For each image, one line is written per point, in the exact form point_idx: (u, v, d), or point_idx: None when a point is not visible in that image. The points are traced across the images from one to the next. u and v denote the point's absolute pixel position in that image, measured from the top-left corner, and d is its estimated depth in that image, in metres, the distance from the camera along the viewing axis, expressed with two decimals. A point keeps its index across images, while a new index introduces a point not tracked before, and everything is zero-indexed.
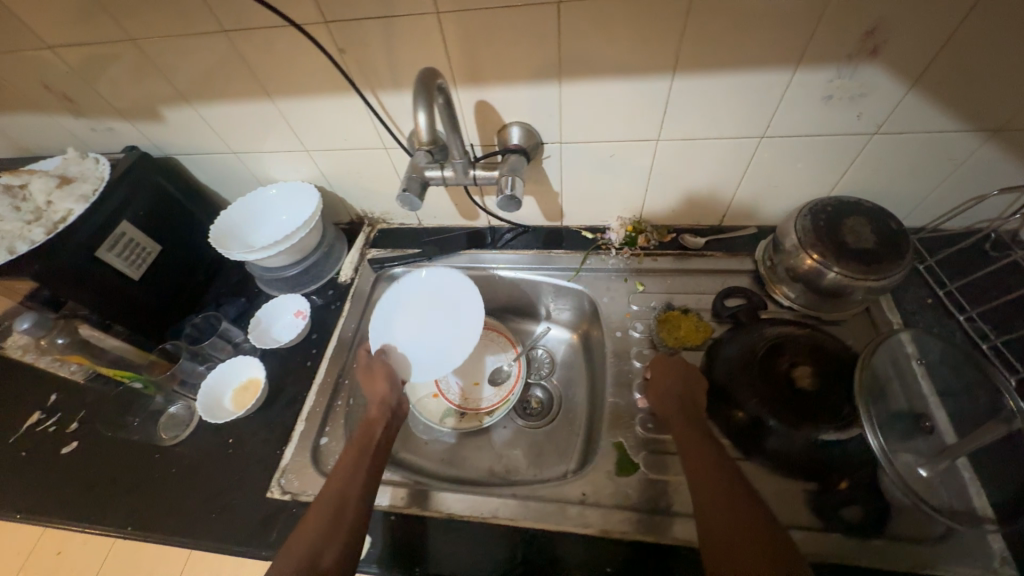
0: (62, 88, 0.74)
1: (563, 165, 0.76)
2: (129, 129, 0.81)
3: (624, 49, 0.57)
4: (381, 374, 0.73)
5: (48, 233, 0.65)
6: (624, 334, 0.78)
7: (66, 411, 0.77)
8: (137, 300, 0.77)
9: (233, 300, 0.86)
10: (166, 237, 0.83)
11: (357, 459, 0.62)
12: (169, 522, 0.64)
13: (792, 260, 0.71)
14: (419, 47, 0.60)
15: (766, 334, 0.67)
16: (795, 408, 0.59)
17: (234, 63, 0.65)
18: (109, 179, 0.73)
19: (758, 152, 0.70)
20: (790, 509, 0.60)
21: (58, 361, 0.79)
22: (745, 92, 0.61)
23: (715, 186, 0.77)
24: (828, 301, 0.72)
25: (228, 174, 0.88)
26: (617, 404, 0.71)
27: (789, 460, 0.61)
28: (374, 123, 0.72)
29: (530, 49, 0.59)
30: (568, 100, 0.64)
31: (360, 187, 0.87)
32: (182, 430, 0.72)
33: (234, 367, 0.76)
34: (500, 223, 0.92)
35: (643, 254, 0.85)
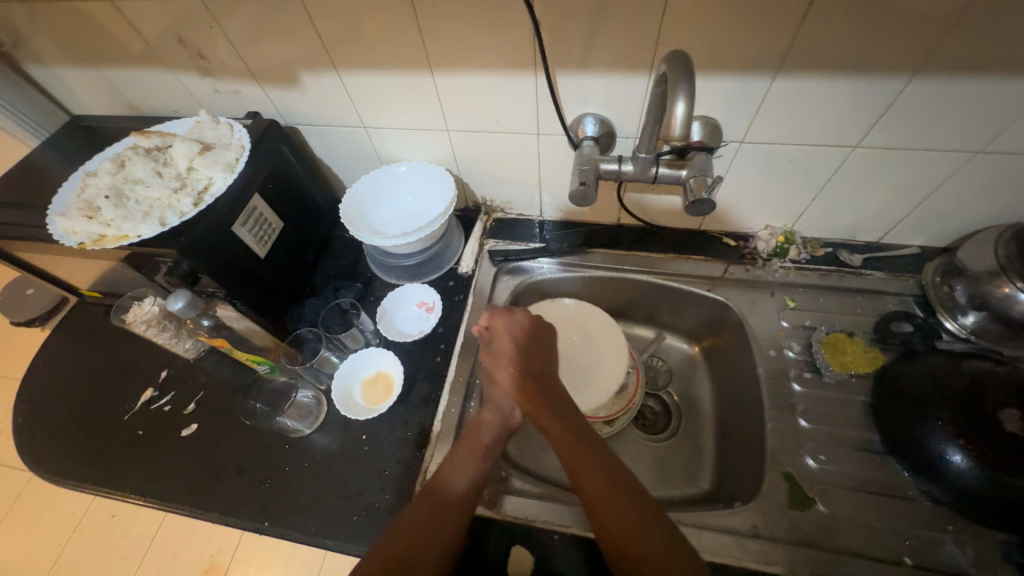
0: (199, 44, 0.68)
1: (732, 166, 0.70)
2: (258, 94, 0.75)
3: (870, 44, 0.51)
4: (502, 356, 0.65)
5: (196, 205, 0.61)
6: (777, 353, 0.73)
7: (183, 390, 0.74)
8: (262, 280, 0.72)
9: (349, 285, 0.81)
10: (287, 213, 0.77)
11: (465, 462, 0.59)
12: (308, 521, 0.60)
13: (984, 286, 0.65)
14: (629, 24, 0.53)
15: (960, 367, 0.61)
16: (1008, 454, 0.54)
17: (406, 29, 0.59)
18: (249, 148, 0.68)
19: (964, 167, 0.63)
20: (988, 562, 0.56)
21: (176, 338, 0.73)
22: (987, 101, 0.54)
23: (893, 201, 0.71)
24: (1017, 337, 0.66)
25: (349, 149, 0.82)
26: (778, 430, 0.66)
27: (988, 508, 0.55)
28: (539, 105, 0.65)
29: (760, 36, 0.52)
30: (774, 96, 0.58)
31: (492, 174, 0.81)
32: (307, 422, 0.68)
33: (365, 359, 0.72)
34: (630, 221, 0.85)
35: (793, 268, 0.79)
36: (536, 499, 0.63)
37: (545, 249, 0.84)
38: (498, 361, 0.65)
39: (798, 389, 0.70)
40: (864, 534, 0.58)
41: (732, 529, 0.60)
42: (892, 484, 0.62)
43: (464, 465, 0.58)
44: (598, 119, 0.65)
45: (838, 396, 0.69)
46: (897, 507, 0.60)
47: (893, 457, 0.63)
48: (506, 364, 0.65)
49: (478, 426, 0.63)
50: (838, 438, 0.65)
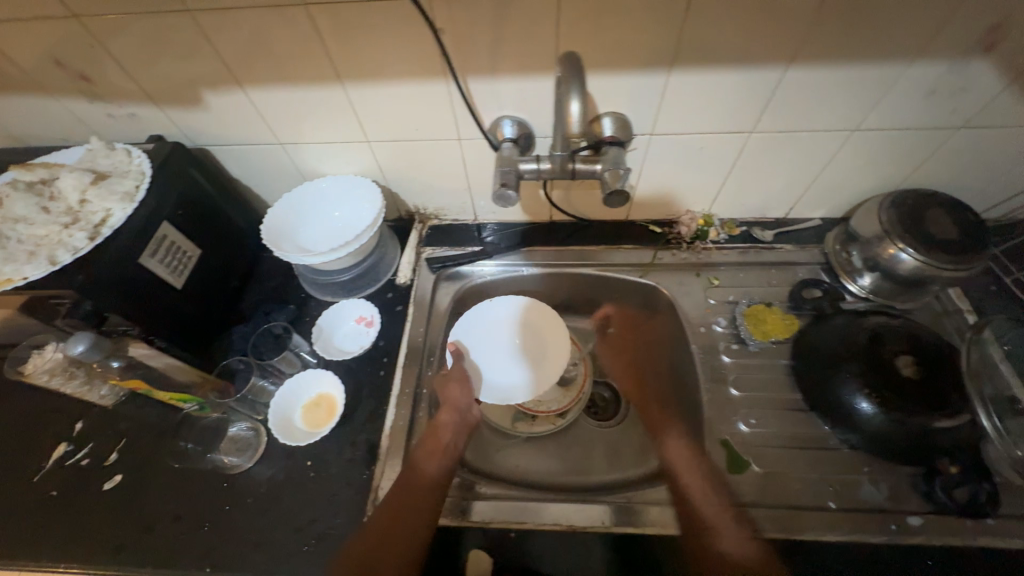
0: (81, 66, 0.63)
1: (647, 157, 0.73)
2: (157, 115, 0.70)
3: (746, 37, 0.55)
4: (454, 377, 0.70)
5: (91, 240, 0.56)
6: (707, 330, 0.77)
7: (101, 440, 0.68)
8: (180, 312, 0.68)
9: (281, 307, 0.78)
10: (204, 239, 0.73)
11: (428, 462, 0.62)
12: (254, 559, 0.57)
13: (874, 249, 0.72)
14: (528, 27, 0.55)
15: (862, 324, 0.67)
16: (904, 396, 0.60)
17: (307, 41, 0.58)
18: (150, 174, 0.64)
19: (845, 144, 0.70)
20: (901, 496, 0.61)
21: (87, 386, 0.68)
22: (855, 84, 0.61)
23: (792, 179, 0.77)
24: (904, 291, 0.74)
25: (267, 167, 0.79)
26: (712, 401, 0.71)
27: (893, 446, 0.61)
28: (455, 110, 0.66)
29: (651, 34, 0.55)
30: (673, 89, 0.62)
31: (420, 182, 0.81)
32: (249, 455, 0.65)
33: (303, 381, 0.69)
34: (562, 218, 0.87)
35: (714, 249, 0.84)
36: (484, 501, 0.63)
37: (482, 252, 0.85)
38: (622, 352, 0.82)
39: (728, 361, 0.74)
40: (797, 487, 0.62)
41: (679, 500, 0.63)
42: (817, 439, 0.66)
43: (427, 465, 0.62)
44: (516, 121, 0.67)
45: (762, 362, 0.74)
46: (822, 459, 0.65)
47: (814, 412, 0.68)
48: (462, 383, 0.70)
49: (438, 427, 0.66)
50: (766, 401, 0.70)
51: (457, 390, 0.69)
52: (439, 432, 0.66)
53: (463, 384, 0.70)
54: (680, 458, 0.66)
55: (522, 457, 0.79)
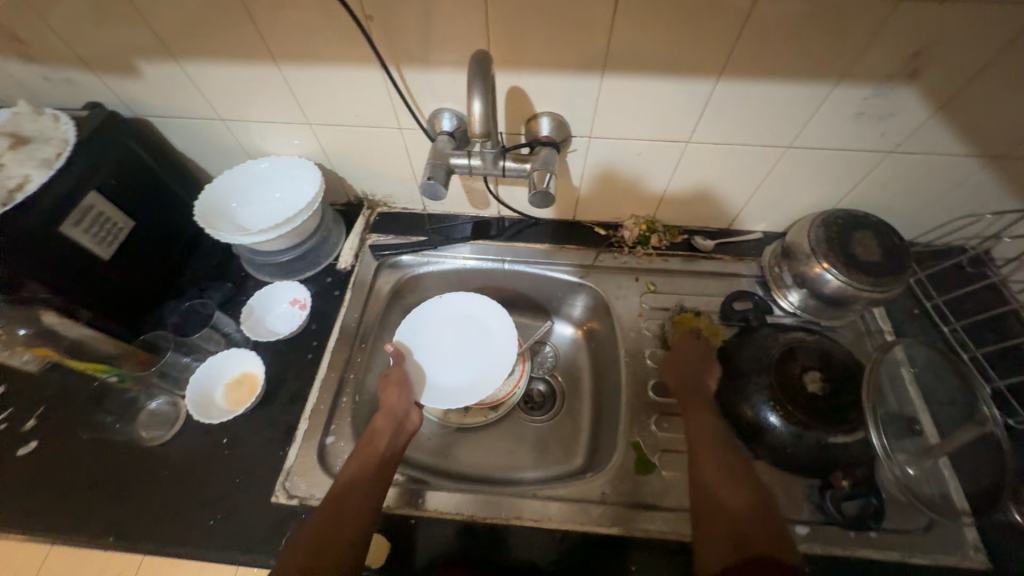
0: (8, 26, 0.61)
1: (587, 160, 0.74)
2: (93, 82, 0.69)
3: (674, 48, 0.56)
4: (393, 381, 0.70)
5: (2, 205, 0.56)
6: (638, 334, 0.79)
7: (23, 406, 0.69)
8: (107, 283, 0.68)
9: (218, 285, 0.78)
10: (139, 212, 0.73)
11: (361, 470, 0.58)
12: (159, 530, 0.58)
13: (801, 266, 0.73)
14: (458, 22, 0.55)
15: (778, 338, 0.69)
16: (806, 411, 0.62)
17: (238, 18, 0.57)
18: (75, 142, 0.64)
19: (780, 161, 0.71)
20: (794, 505, 0.63)
21: (7, 353, 0.66)
22: (784, 101, 0.61)
23: (732, 191, 0.78)
24: (829, 310, 0.75)
25: (211, 142, 0.78)
26: (632, 403, 0.73)
27: (792, 458, 0.63)
28: (393, 100, 0.66)
29: (580, 38, 0.56)
30: (606, 94, 0.62)
31: (366, 168, 0.81)
32: (166, 429, 0.66)
33: (227, 360, 0.70)
34: (509, 213, 0.88)
35: (655, 255, 0.85)
36: (396, 486, 0.64)
37: (427, 242, 0.85)
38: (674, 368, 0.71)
39: (653, 366, 0.76)
40: None
41: (586, 497, 0.64)
42: None
43: (361, 474, 0.58)
44: (455, 115, 0.67)
45: None
46: None
47: None
48: (401, 387, 0.70)
49: (374, 434, 0.63)
50: None
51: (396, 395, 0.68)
52: (374, 438, 0.63)
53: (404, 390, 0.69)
54: (702, 444, 0.63)
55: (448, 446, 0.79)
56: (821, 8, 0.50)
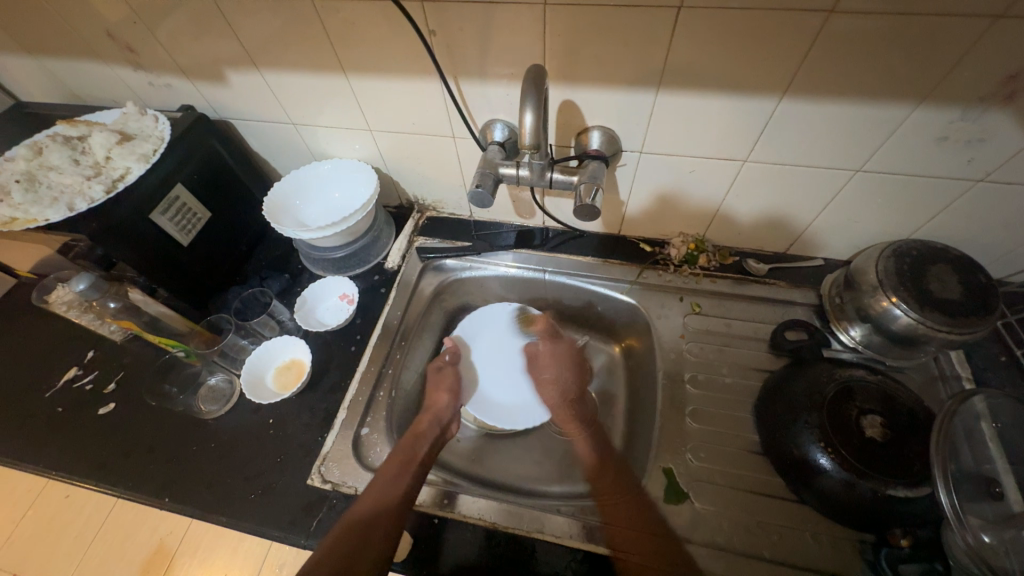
0: (125, 38, 0.70)
1: (636, 175, 0.73)
2: (188, 88, 0.77)
3: (735, 65, 0.54)
4: (445, 385, 0.76)
5: (107, 192, 0.63)
6: (678, 356, 0.76)
7: (106, 371, 0.77)
8: (184, 267, 0.75)
9: (277, 275, 0.84)
10: (216, 204, 0.80)
11: (407, 463, 0.61)
12: (205, 497, 0.63)
13: (866, 300, 0.67)
14: (516, 37, 0.57)
15: (834, 375, 0.64)
16: (862, 456, 0.57)
17: (314, 32, 0.62)
18: (169, 140, 0.71)
19: (847, 185, 0.66)
20: (843, 560, 0.58)
21: (98, 322, 0.77)
22: (855, 121, 0.57)
23: (791, 214, 0.74)
24: (897, 349, 0.68)
25: (283, 144, 0.85)
26: (666, 427, 0.70)
27: (843, 506, 0.57)
28: (449, 109, 0.69)
29: (638, 53, 0.55)
30: (659, 110, 0.61)
31: (418, 173, 0.84)
32: (221, 405, 0.72)
33: (279, 346, 0.75)
34: (554, 224, 0.88)
35: (703, 275, 0.82)
36: (424, 485, 0.66)
37: (471, 248, 0.87)
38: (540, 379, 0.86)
39: (692, 391, 0.73)
40: (731, 528, 0.61)
41: (611, 518, 0.63)
42: (768, 483, 0.64)
43: (405, 467, 0.61)
44: (507, 126, 0.68)
45: (727, 394, 0.72)
46: (766, 505, 0.63)
47: (768, 459, 0.65)
48: (450, 394, 0.75)
49: (419, 433, 0.67)
50: (723, 437, 0.69)
51: (444, 400, 0.74)
52: (419, 437, 0.66)
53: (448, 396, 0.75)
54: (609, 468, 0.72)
55: (477, 451, 0.80)
56: (903, 24, 0.47)
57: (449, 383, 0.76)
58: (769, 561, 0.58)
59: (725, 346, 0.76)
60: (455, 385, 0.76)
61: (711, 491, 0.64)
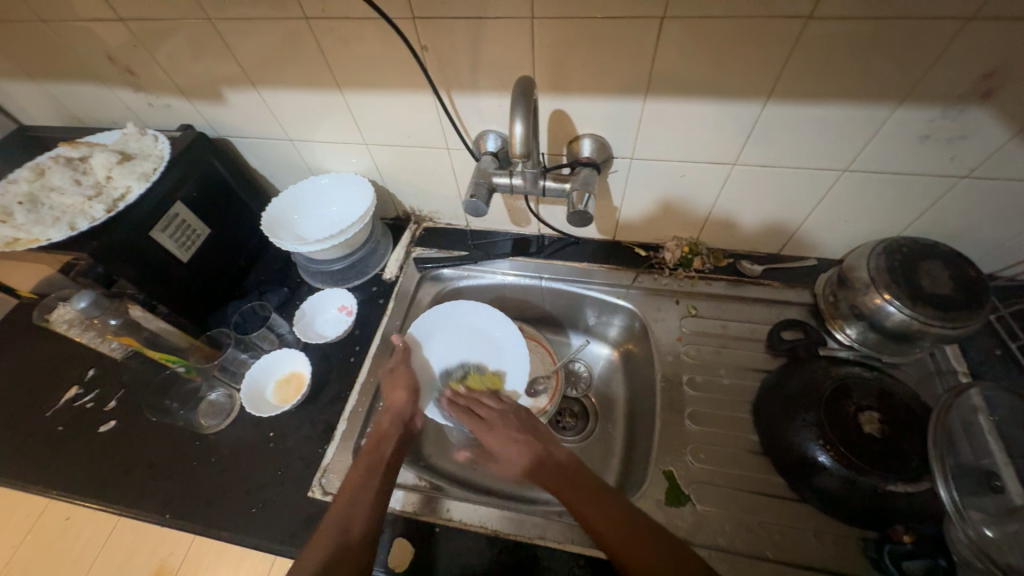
0: (125, 61, 0.72)
1: (628, 180, 0.74)
2: (187, 108, 0.79)
3: (719, 71, 0.56)
4: (401, 383, 0.70)
5: (108, 211, 0.65)
6: (675, 358, 0.76)
7: (107, 389, 0.78)
8: (184, 283, 0.76)
9: (276, 289, 0.85)
10: (215, 221, 0.82)
11: (368, 479, 0.59)
12: (207, 513, 0.63)
13: (859, 297, 0.67)
14: (506, 49, 0.58)
15: (831, 372, 0.64)
16: (862, 454, 0.57)
17: (309, 50, 0.64)
18: (168, 158, 0.73)
19: (835, 185, 0.68)
20: (848, 560, 0.58)
21: (99, 339, 0.76)
22: (838, 123, 0.59)
23: (782, 215, 0.75)
24: (892, 345, 0.68)
25: (280, 160, 0.87)
26: (665, 430, 0.70)
27: (845, 505, 0.57)
28: (442, 121, 0.70)
29: (624, 63, 0.57)
30: (648, 116, 0.63)
31: (414, 185, 0.86)
32: (222, 419, 0.72)
33: (278, 359, 0.76)
34: (549, 232, 0.89)
35: (698, 278, 0.83)
36: (425, 494, 0.65)
37: (467, 257, 0.88)
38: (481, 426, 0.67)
39: (690, 392, 0.73)
40: (734, 529, 0.61)
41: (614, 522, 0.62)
42: (769, 484, 0.64)
43: (368, 484, 0.59)
44: (499, 136, 0.70)
45: (725, 395, 0.73)
46: (768, 504, 0.63)
47: (769, 459, 0.65)
48: (408, 388, 0.70)
49: (379, 440, 0.64)
50: (723, 438, 0.69)
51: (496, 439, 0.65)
52: (380, 444, 0.64)
53: (496, 418, 0.67)
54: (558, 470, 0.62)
55: (476, 459, 0.78)
56: (879, 27, 0.48)
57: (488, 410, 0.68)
58: (773, 561, 0.58)
59: (722, 347, 0.77)
60: (494, 413, 0.68)
61: (713, 493, 0.64)
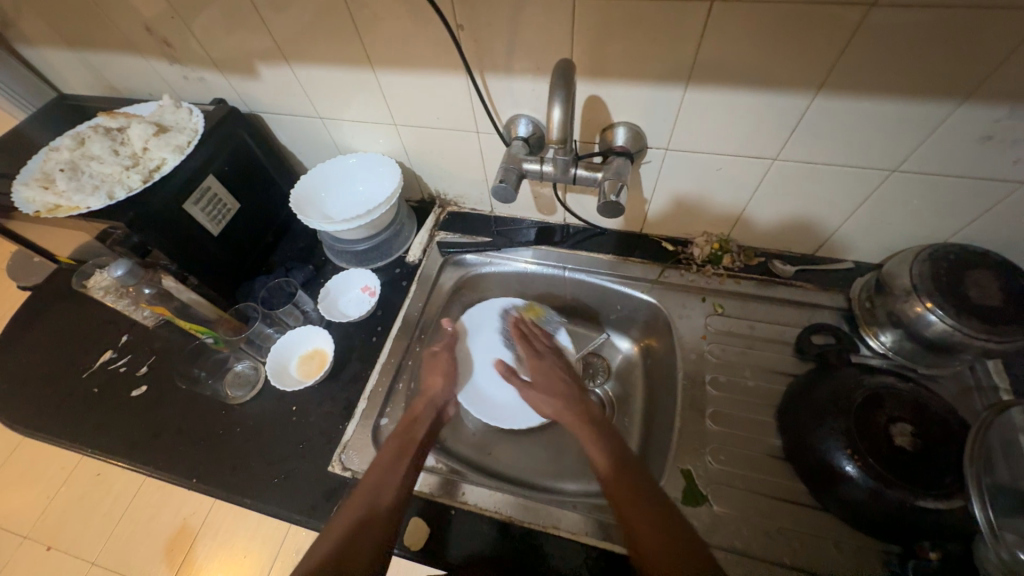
0: (163, 33, 0.72)
1: (661, 172, 0.72)
2: (221, 82, 0.79)
3: (768, 59, 0.53)
4: (440, 368, 0.73)
5: (144, 181, 0.66)
6: (699, 356, 0.75)
7: (139, 354, 0.81)
8: (213, 256, 0.78)
9: (301, 266, 0.86)
10: (244, 196, 0.82)
11: (398, 458, 0.60)
12: (230, 480, 0.65)
13: (898, 305, 0.65)
14: (544, 32, 0.56)
15: (864, 380, 0.62)
16: (892, 466, 0.55)
17: (344, 26, 0.63)
18: (202, 132, 0.74)
19: (882, 186, 0.64)
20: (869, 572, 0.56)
21: (134, 306, 0.80)
22: (893, 120, 0.56)
23: (821, 215, 0.72)
24: (930, 356, 0.66)
25: (309, 137, 0.87)
26: (685, 429, 0.69)
27: (869, 516, 0.56)
28: (474, 104, 0.69)
29: (667, 48, 0.55)
30: (687, 105, 0.60)
31: (441, 168, 0.85)
32: (247, 391, 0.74)
33: (302, 336, 0.77)
34: (575, 221, 0.88)
35: (726, 275, 0.81)
36: (441, 476, 0.66)
37: (491, 243, 0.87)
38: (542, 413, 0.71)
39: (712, 392, 0.72)
40: (751, 532, 0.60)
41: None
42: (790, 490, 0.63)
43: (401, 462, 0.60)
44: (531, 121, 0.68)
45: (749, 398, 0.71)
46: (788, 510, 0.61)
47: (791, 465, 0.64)
48: (446, 375, 0.72)
49: (411, 422, 0.66)
50: (743, 440, 0.67)
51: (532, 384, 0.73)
52: (412, 426, 0.65)
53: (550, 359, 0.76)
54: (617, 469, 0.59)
55: (490, 443, 0.78)
56: (951, 16, 0.45)
57: (543, 345, 0.79)
58: (790, 567, 0.57)
59: (748, 348, 0.75)
60: (549, 349, 0.78)
61: (730, 495, 0.63)
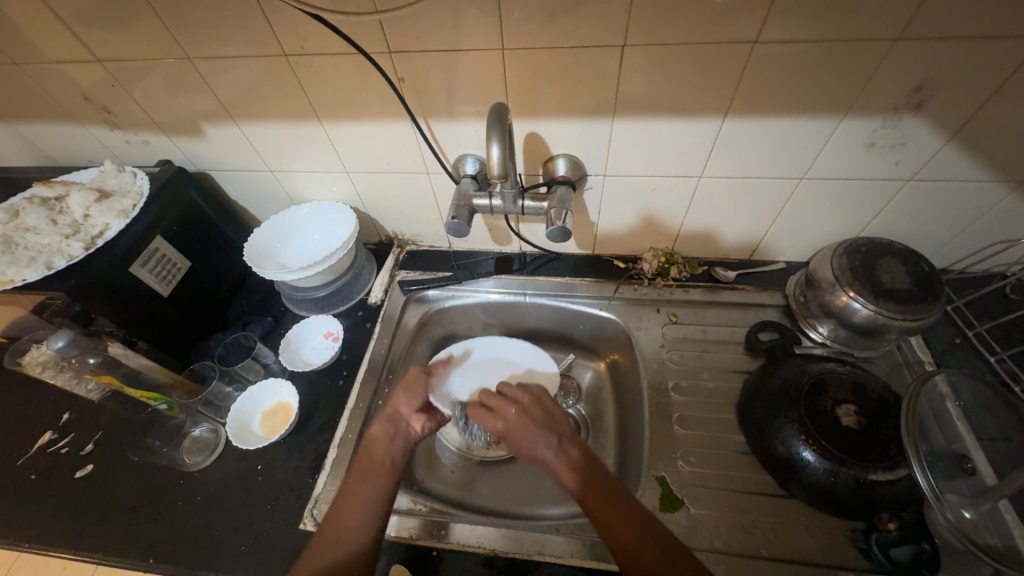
0: (103, 101, 0.72)
1: (603, 197, 0.78)
2: (165, 143, 0.79)
3: (679, 94, 0.60)
4: (404, 387, 0.66)
5: (86, 249, 0.64)
6: (660, 365, 0.78)
7: (82, 432, 0.76)
8: (164, 318, 0.75)
9: (260, 320, 0.85)
10: (195, 253, 0.81)
11: (363, 486, 0.58)
12: (191, 555, 0.60)
13: (827, 297, 0.71)
14: (480, 78, 0.61)
15: (807, 369, 0.67)
16: (842, 446, 0.59)
17: (289, 84, 0.65)
18: (148, 194, 0.73)
19: (796, 192, 0.72)
20: (838, 552, 0.59)
21: (75, 380, 0.77)
22: (791, 136, 0.64)
23: (749, 223, 0.79)
24: (861, 340, 0.72)
25: (260, 189, 0.87)
26: (656, 435, 0.71)
27: (832, 498, 0.59)
28: (422, 148, 0.72)
29: (591, 89, 0.61)
30: (617, 136, 0.67)
31: (395, 210, 0.87)
32: (206, 455, 0.70)
33: (265, 390, 0.75)
34: (531, 249, 0.92)
35: (676, 285, 0.86)
36: (420, 518, 0.64)
37: (452, 277, 0.89)
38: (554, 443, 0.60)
39: (676, 398, 0.75)
40: (728, 530, 0.62)
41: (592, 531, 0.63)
42: (758, 483, 0.66)
43: (366, 486, 0.58)
44: (478, 160, 0.72)
45: (711, 399, 0.74)
46: (759, 504, 0.64)
47: (757, 459, 0.67)
48: (410, 390, 0.66)
49: (372, 444, 0.62)
50: (711, 441, 0.70)
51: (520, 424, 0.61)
52: (373, 448, 0.62)
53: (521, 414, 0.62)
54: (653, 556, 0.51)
55: (468, 478, 0.77)
56: (816, 49, 0.53)
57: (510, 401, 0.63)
58: (768, 559, 0.59)
59: (704, 352, 0.79)
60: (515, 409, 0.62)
61: (704, 496, 0.65)
